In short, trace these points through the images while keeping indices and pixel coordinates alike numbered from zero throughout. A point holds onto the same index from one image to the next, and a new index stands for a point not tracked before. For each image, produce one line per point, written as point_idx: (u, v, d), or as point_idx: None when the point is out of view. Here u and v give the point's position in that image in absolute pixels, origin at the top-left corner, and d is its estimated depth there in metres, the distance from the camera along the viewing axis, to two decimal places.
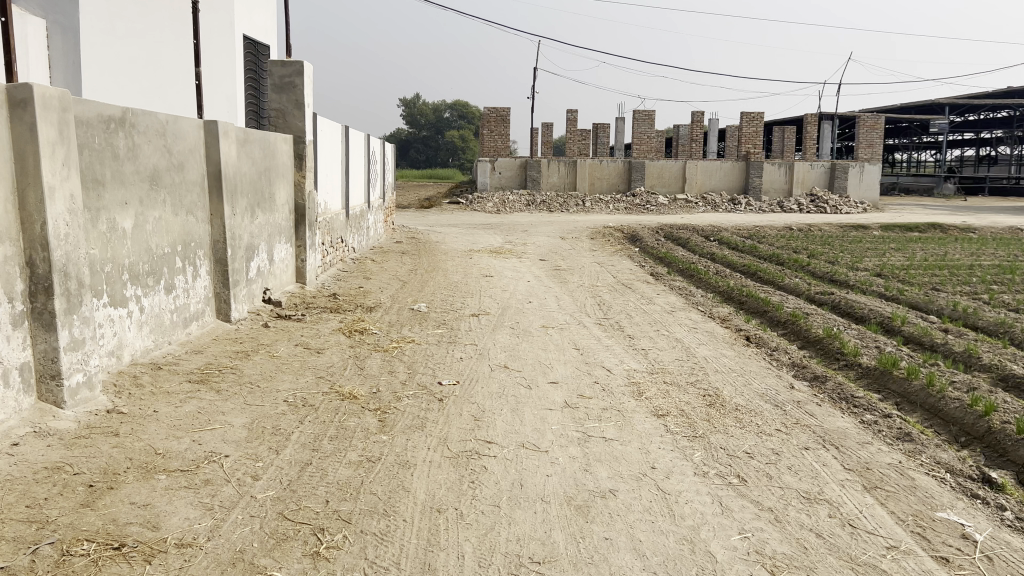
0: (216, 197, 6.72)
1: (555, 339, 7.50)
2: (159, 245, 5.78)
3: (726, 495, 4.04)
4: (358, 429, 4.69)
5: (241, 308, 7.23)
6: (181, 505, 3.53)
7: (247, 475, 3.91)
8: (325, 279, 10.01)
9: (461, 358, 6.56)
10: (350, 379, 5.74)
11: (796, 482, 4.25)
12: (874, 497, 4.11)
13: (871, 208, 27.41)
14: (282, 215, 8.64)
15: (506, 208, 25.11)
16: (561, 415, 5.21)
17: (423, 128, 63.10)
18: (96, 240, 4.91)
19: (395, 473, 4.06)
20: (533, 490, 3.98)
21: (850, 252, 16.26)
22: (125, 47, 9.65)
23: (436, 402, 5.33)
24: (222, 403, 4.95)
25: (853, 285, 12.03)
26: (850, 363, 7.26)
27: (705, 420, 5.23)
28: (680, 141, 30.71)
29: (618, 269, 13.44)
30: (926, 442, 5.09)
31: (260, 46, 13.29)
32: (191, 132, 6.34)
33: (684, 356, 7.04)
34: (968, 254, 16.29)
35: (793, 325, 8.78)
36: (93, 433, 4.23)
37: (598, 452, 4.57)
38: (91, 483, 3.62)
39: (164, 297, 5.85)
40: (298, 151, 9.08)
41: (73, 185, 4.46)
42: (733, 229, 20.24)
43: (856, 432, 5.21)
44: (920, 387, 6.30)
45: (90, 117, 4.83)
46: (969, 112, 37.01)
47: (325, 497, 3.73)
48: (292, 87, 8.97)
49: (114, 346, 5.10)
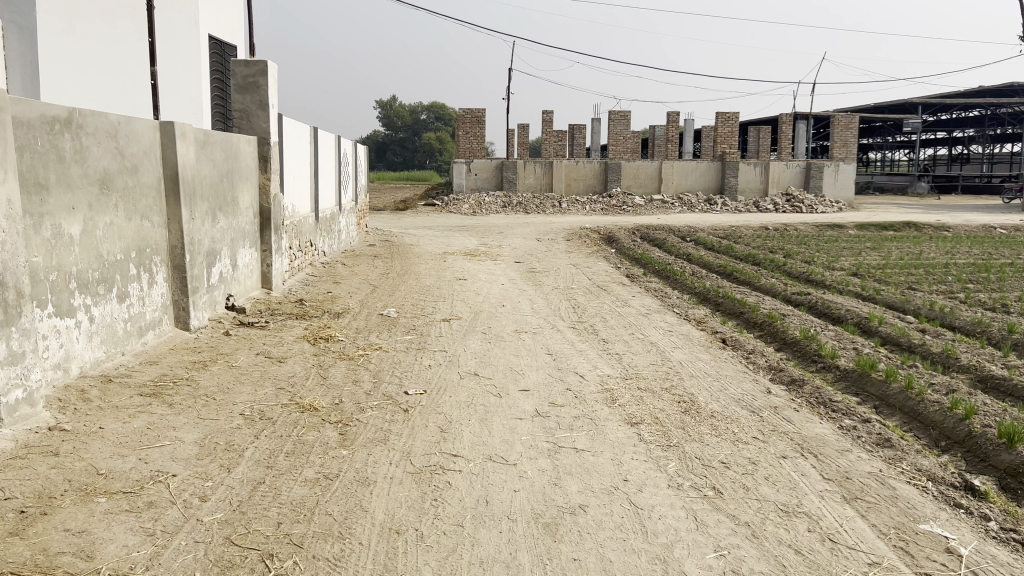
0: (173, 200, 6.46)
1: (527, 345, 7.30)
2: (110, 252, 5.53)
3: (700, 510, 3.86)
4: (317, 443, 4.47)
5: (201, 316, 6.98)
6: (120, 531, 3.30)
7: (195, 496, 3.67)
8: (293, 284, 9.76)
9: (430, 365, 6.35)
10: (312, 390, 5.51)
11: (774, 494, 4.08)
12: (855, 508, 3.95)
13: (846, 207, 27.49)
14: (246, 219, 8.38)
15: (482, 210, 24.90)
16: (531, 425, 5.02)
17: (398, 129, 62.78)
18: (40, 247, 4.65)
19: (354, 491, 3.85)
20: (499, 508, 3.78)
21: (826, 251, 16.19)
22: (84, 46, 9.35)
23: (401, 413, 5.11)
24: (173, 417, 4.70)
25: (829, 285, 11.93)
26: (827, 366, 7.12)
27: (680, 427, 5.06)
28: (655, 142, 30.59)
29: (594, 271, 13.28)
30: (906, 448, 4.94)
31: (226, 46, 13.01)
32: (146, 134, 6.09)
33: (659, 361, 6.87)
34: (943, 252, 16.26)
35: (769, 327, 8.65)
36: (32, 452, 3.95)
37: (569, 464, 4.38)
38: (23, 508, 3.37)
39: (117, 306, 5.60)
40: (264, 154, 8.84)
41: (11, 189, 4.21)
42: (708, 230, 20.18)
43: (835, 439, 5.04)
44: (899, 390, 6.17)
45: (31, 118, 4.58)
46: (940, 113, 37.32)
47: (277, 519, 3.51)
48: (256, 88, 8.71)
49: (61, 359, 4.85)
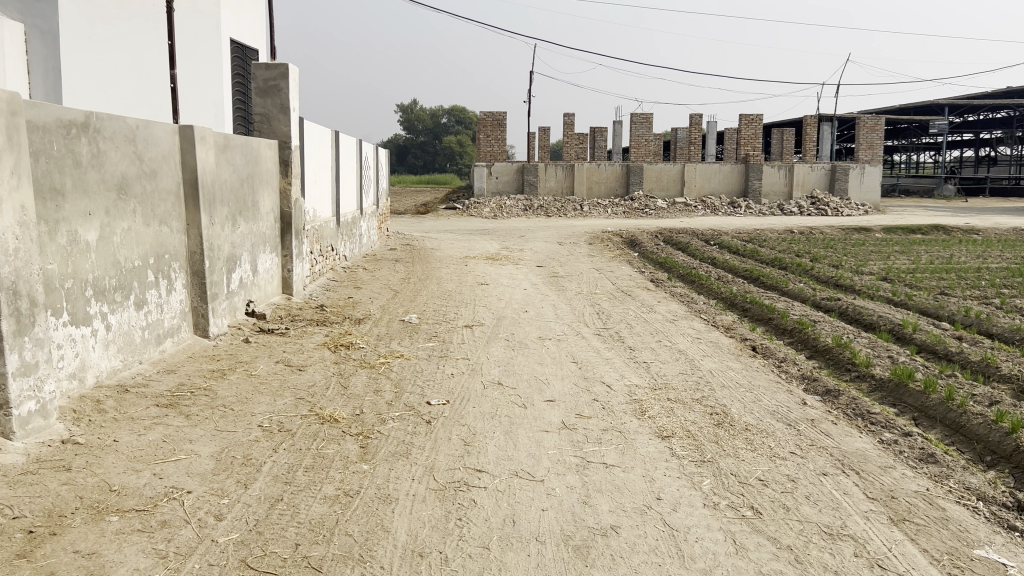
0: (192, 205, 6.34)
1: (552, 353, 7.13)
2: (127, 258, 5.41)
3: (739, 531, 3.67)
4: (337, 457, 4.32)
5: (221, 322, 6.85)
6: (131, 553, 3.15)
7: (210, 515, 3.53)
8: (313, 289, 9.64)
9: (452, 374, 6.18)
10: (333, 400, 5.36)
11: (816, 515, 3.88)
12: (903, 531, 3.73)
13: (873, 210, 27.08)
14: (267, 223, 8.27)
15: (502, 213, 24.69)
16: (558, 438, 4.84)
17: (419, 133, 62.82)
18: (55, 254, 4.54)
19: (375, 510, 3.69)
20: (527, 528, 3.60)
21: (854, 255, 15.88)
22: (105, 49, 9.28)
23: (423, 425, 4.95)
24: (190, 430, 4.56)
25: (859, 290, 11.65)
26: (862, 375, 6.88)
27: (713, 441, 4.86)
28: (677, 145, 30.19)
29: (618, 275, 13.07)
30: (952, 464, 4.71)
31: (247, 49, 12.94)
32: (165, 138, 5.97)
33: (688, 369, 6.67)
34: (975, 256, 15.89)
35: (800, 334, 8.42)
36: (43, 467, 3.82)
37: (598, 481, 4.19)
38: (31, 528, 3.23)
39: (134, 313, 5.48)
40: (284, 158, 8.73)
41: (25, 196, 4.09)
42: (732, 232, 19.91)
43: (876, 455, 4.82)
44: (939, 401, 5.93)
45: (47, 122, 4.47)
46: (968, 113, 36.76)
47: (296, 540, 3.35)
48: (277, 91, 8.57)
49: (76, 369, 4.73)
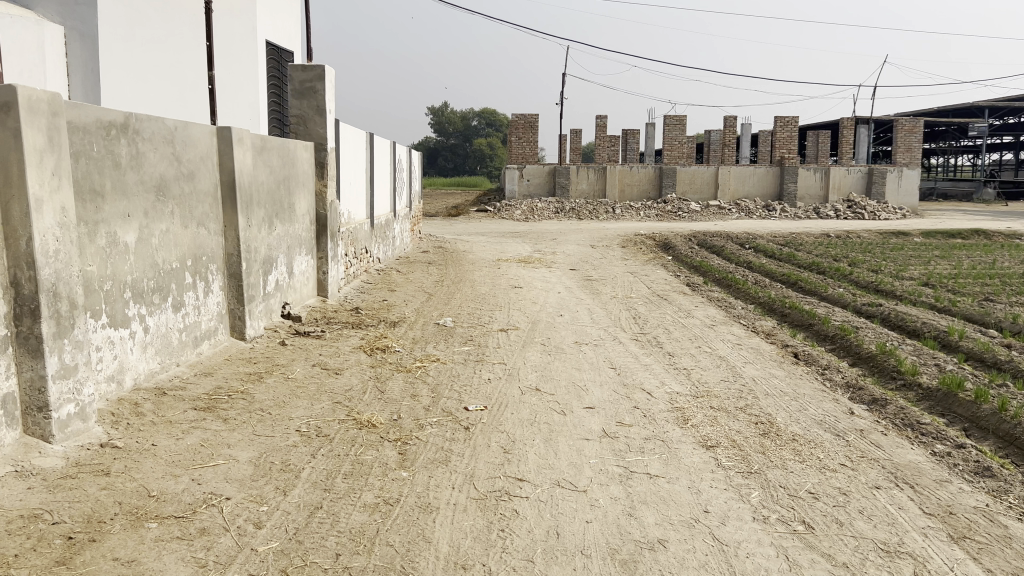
0: (230, 207, 6.32)
1: (589, 358, 7.02)
2: (165, 260, 5.38)
3: (792, 547, 3.54)
4: (376, 464, 4.24)
5: (257, 325, 6.82)
6: (171, 561, 3.09)
7: (250, 522, 3.47)
8: (348, 292, 9.59)
9: (489, 379, 6.09)
10: (370, 404, 5.30)
11: (871, 531, 3.73)
12: (964, 550, 3.58)
13: (911, 214, 26.64)
14: (302, 226, 8.25)
15: (534, 215, 24.58)
16: (599, 447, 4.73)
17: (450, 136, 62.97)
18: (94, 256, 4.51)
19: (416, 520, 3.60)
20: (572, 541, 3.50)
21: (893, 260, 15.58)
22: (144, 51, 9.33)
23: (462, 431, 4.86)
24: (228, 434, 4.51)
25: (900, 296, 11.40)
26: (908, 384, 6.69)
27: (760, 452, 4.72)
28: (712, 146, 29.59)
29: (653, 279, 12.91)
30: (1010, 478, 4.53)
31: (283, 51, 12.98)
32: (203, 139, 5.95)
33: (730, 377, 6.52)
34: (1018, 261, 15.56)
35: (842, 340, 8.22)
36: (82, 472, 3.79)
37: (643, 492, 4.08)
38: (71, 534, 3.19)
39: (172, 315, 5.45)
40: (320, 159, 8.70)
41: (65, 197, 4.06)
42: (768, 236, 19.63)
43: (930, 468, 4.65)
44: (991, 411, 5.73)
45: (88, 122, 4.44)
46: (1008, 114, 36.06)
47: (336, 550, 3.28)
48: (313, 92, 8.55)
49: (114, 371, 4.70)
